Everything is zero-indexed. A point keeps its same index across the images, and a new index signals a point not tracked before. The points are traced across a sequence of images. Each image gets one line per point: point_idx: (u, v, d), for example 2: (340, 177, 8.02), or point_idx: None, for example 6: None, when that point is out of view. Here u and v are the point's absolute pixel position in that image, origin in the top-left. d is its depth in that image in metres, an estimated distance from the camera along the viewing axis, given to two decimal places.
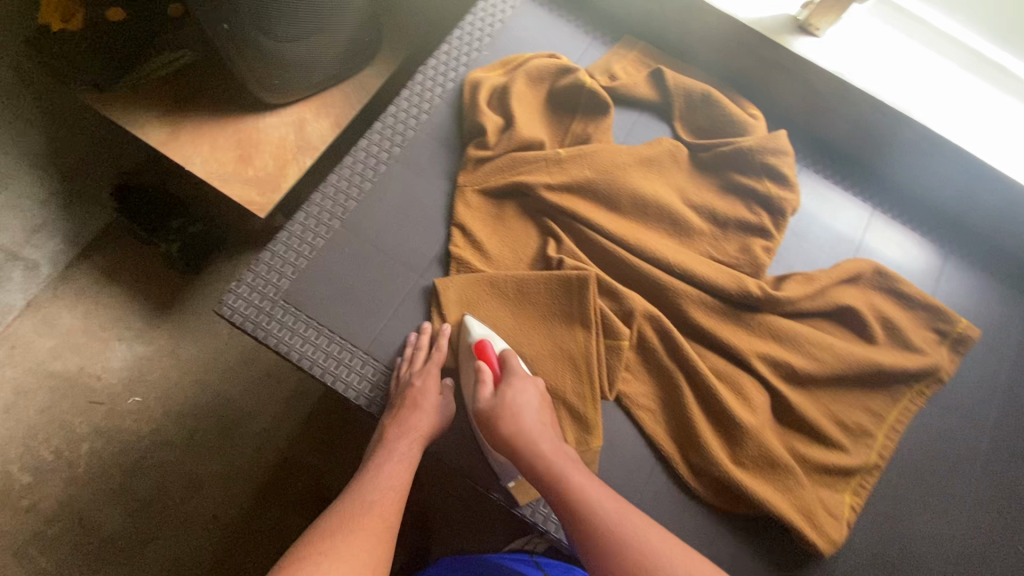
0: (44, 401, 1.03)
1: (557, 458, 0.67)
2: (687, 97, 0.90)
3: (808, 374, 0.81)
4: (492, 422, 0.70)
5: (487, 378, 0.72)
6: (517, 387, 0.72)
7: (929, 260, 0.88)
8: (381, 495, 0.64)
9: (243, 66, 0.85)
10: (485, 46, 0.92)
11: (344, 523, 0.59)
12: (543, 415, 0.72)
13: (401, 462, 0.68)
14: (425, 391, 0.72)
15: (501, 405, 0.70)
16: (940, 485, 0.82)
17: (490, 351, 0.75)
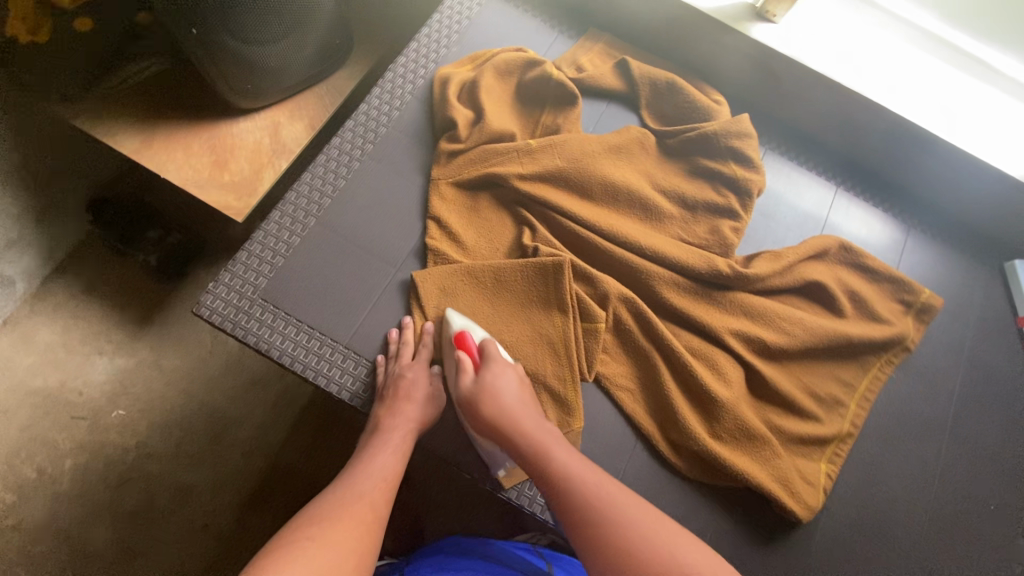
0: (25, 419, 1.11)
1: (540, 438, 0.69)
2: (652, 85, 0.94)
3: (781, 347, 0.82)
4: (474, 406, 0.72)
5: (466, 367, 0.75)
6: (496, 371, 0.74)
7: (892, 235, 0.95)
8: (371, 487, 0.65)
9: (213, 71, 0.98)
10: (453, 43, 0.97)
11: (334, 510, 0.60)
12: (524, 397, 0.74)
13: (391, 457, 0.71)
14: (415, 383, 0.75)
15: (479, 390, 0.73)
16: (913, 451, 0.84)
17: (469, 340, 0.77)
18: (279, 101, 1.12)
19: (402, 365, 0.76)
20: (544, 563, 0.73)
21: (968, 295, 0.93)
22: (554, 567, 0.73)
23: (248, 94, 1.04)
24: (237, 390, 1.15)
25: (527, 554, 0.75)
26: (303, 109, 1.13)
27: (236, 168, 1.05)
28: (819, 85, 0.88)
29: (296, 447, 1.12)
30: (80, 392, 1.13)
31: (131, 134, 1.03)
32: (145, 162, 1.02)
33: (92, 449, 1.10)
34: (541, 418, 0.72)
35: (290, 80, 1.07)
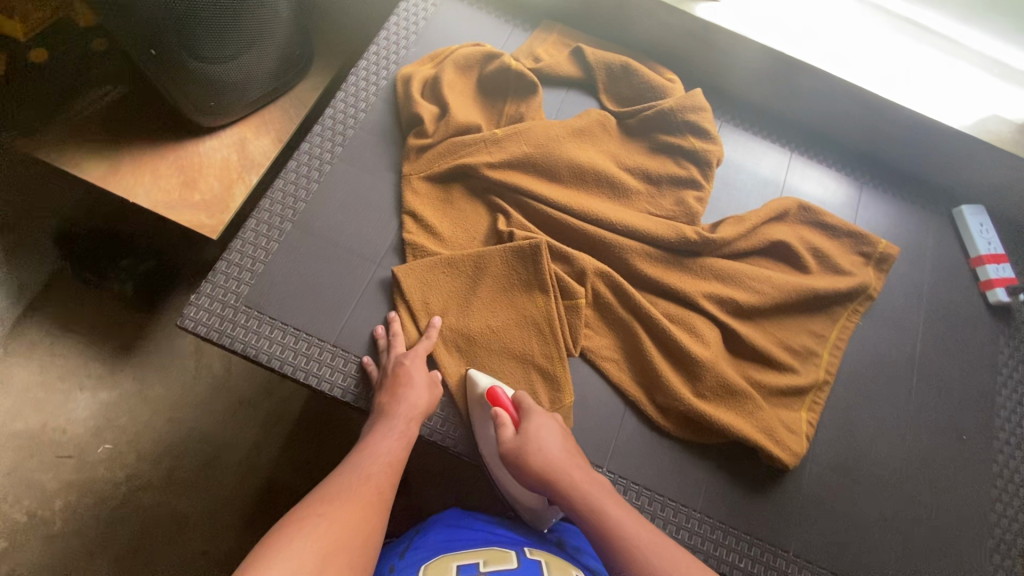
0: (10, 462, 1.08)
1: (591, 489, 0.67)
2: (608, 69, 0.98)
3: (753, 306, 0.86)
4: (520, 463, 0.70)
5: (506, 420, 0.73)
6: (536, 422, 0.73)
7: (847, 193, 1.01)
8: (377, 469, 0.67)
9: (175, 90, 0.99)
10: (412, 44, 0.99)
11: (341, 492, 0.61)
12: (567, 443, 0.73)
13: (394, 438, 0.71)
14: (415, 370, 0.77)
15: (522, 443, 0.71)
16: (886, 392, 0.88)
17: (503, 395, 0.76)
18: (244, 116, 1.13)
19: (399, 355, 0.78)
20: (555, 539, 0.74)
21: (923, 243, 0.99)
22: (565, 542, 0.74)
23: (212, 112, 1.05)
24: (226, 411, 1.15)
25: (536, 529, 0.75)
26: (268, 123, 1.14)
27: (207, 187, 1.05)
28: (764, 54, 0.94)
29: (293, 460, 1.12)
30: (65, 430, 1.11)
31: (96, 161, 1.03)
32: (113, 189, 1.02)
33: (82, 487, 1.08)
34: (588, 469, 0.71)
35: (253, 94, 1.08)
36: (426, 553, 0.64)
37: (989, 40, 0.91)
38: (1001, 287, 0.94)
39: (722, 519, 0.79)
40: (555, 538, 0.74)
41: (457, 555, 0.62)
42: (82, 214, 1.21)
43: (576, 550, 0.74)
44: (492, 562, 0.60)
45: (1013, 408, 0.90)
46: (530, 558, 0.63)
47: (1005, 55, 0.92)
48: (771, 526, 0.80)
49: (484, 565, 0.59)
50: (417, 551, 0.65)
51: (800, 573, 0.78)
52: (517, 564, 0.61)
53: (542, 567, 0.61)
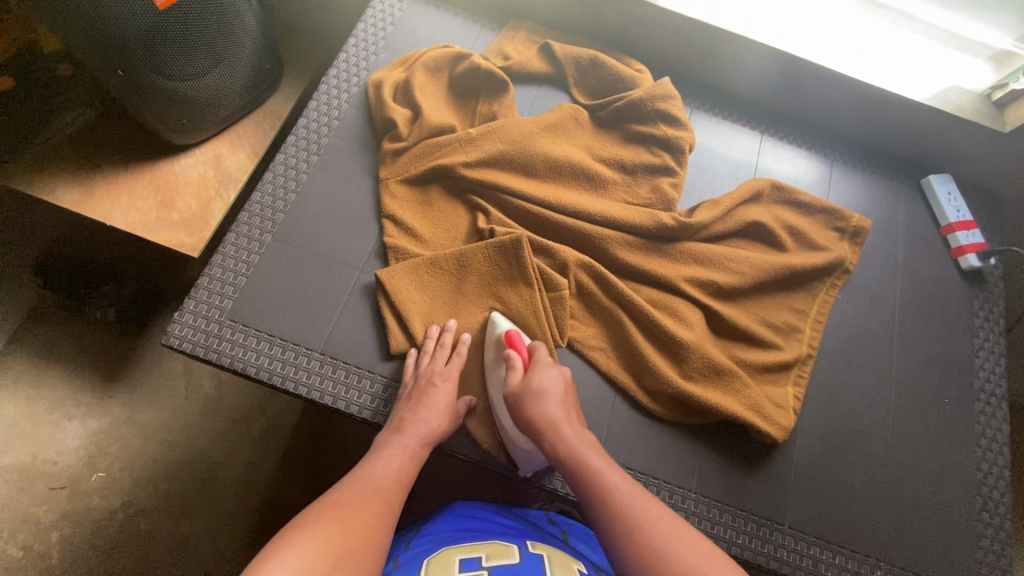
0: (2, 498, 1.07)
1: (579, 443, 0.69)
2: (577, 63, 0.99)
3: (734, 287, 0.87)
4: (518, 404, 0.74)
5: (516, 363, 0.77)
6: (544, 372, 0.76)
7: (819, 171, 1.03)
8: (385, 481, 0.67)
9: (145, 110, 0.98)
10: (381, 49, 1.00)
11: (348, 499, 0.62)
12: (567, 402, 0.74)
13: (404, 453, 0.71)
14: (441, 394, 0.76)
15: (527, 387, 0.74)
16: (868, 362, 0.90)
17: (519, 340, 0.80)
18: (218, 132, 1.12)
19: (436, 369, 0.78)
20: (560, 533, 0.75)
21: (894, 215, 1.01)
22: (570, 536, 0.75)
23: (185, 129, 1.04)
24: (219, 429, 1.14)
25: (542, 522, 0.77)
26: (243, 137, 1.13)
27: (185, 206, 1.05)
28: (728, 39, 0.96)
29: (290, 474, 1.12)
30: (56, 461, 1.10)
31: (70, 187, 1.02)
32: (89, 213, 1.01)
33: (77, 518, 1.07)
34: (582, 427, 0.72)
35: (226, 109, 1.08)
36: (430, 548, 0.65)
37: (960, 16, 0.89)
38: (972, 253, 0.97)
39: (718, 498, 0.80)
40: (560, 531, 0.76)
41: (459, 550, 0.62)
42: (60, 241, 1.19)
43: (580, 543, 0.75)
44: (494, 556, 0.60)
45: (992, 369, 0.92)
46: (532, 552, 0.62)
47: (964, 29, 0.90)
48: (766, 501, 0.81)
49: (486, 559, 0.59)
50: (422, 545, 0.67)
51: (797, 545, 0.80)
52: (518, 558, 0.61)
53: (544, 560, 0.61)
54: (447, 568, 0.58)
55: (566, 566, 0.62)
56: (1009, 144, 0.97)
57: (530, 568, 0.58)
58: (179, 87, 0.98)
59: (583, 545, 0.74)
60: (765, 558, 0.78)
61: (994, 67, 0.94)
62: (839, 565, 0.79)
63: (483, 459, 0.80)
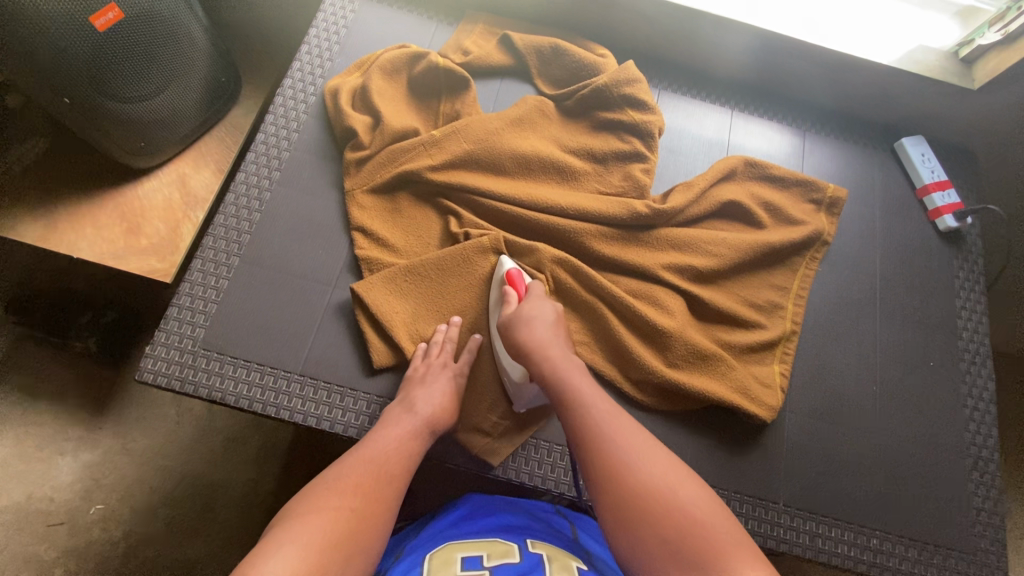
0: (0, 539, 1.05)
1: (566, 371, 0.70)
2: (538, 54, 0.97)
3: (712, 270, 0.86)
4: (508, 330, 0.76)
5: (511, 299, 0.79)
6: (536, 303, 0.77)
7: (791, 143, 1.02)
8: (397, 466, 0.66)
9: (101, 137, 0.95)
10: (336, 54, 0.97)
11: (360, 483, 0.61)
12: (557, 329, 0.76)
13: (415, 439, 0.70)
14: (442, 379, 0.76)
15: (517, 315, 0.76)
16: (851, 331, 0.90)
17: (519, 279, 0.81)
18: (179, 152, 1.09)
19: (445, 363, 0.78)
20: (568, 526, 0.74)
21: (870, 181, 1.00)
22: (577, 530, 0.73)
23: (145, 152, 1.01)
24: (215, 452, 1.13)
25: (551, 515, 0.75)
26: (206, 155, 1.10)
27: (152, 231, 1.02)
28: (689, 15, 0.94)
29: (290, 492, 1.11)
30: (52, 497, 1.08)
31: (32, 222, 0.99)
32: (54, 247, 0.98)
33: (79, 552, 1.06)
34: (568, 350, 0.74)
35: (185, 128, 1.04)
36: (432, 542, 0.65)
37: None
38: (948, 214, 0.96)
39: (712, 481, 0.80)
40: (570, 524, 0.74)
41: (462, 547, 0.62)
42: (28, 278, 1.16)
43: (589, 537, 0.73)
44: (495, 556, 0.60)
45: (975, 329, 0.92)
46: (533, 551, 0.62)
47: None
48: (761, 481, 0.81)
49: (487, 558, 0.59)
50: (425, 539, 0.67)
51: (793, 521, 0.80)
52: (519, 558, 0.60)
53: (545, 560, 0.60)
54: (447, 566, 0.58)
55: (566, 563, 0.61)
56: (977, 102, 0.96)
57: (530, 567, 0.57)
58: (134, 108, 0.95)
59: (593, 540, 0.73)
60: (764, 538, 0.79)
61: (960, 24, 0.93)
62: (836, 536, 0.80)
63: (472, 465, 0.79)
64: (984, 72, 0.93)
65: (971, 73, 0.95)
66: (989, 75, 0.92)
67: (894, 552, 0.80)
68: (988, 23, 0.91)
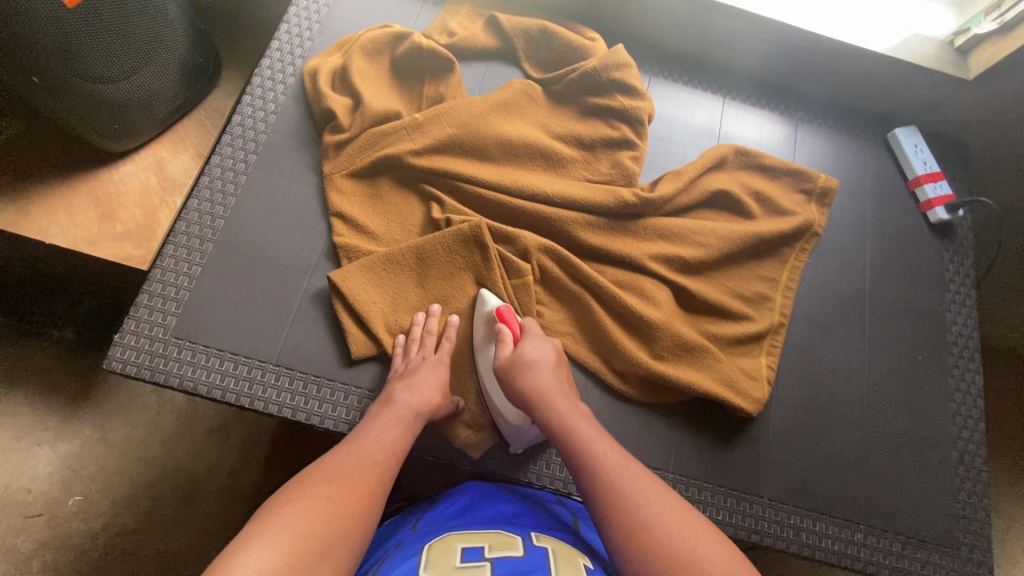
0: None
1: (566, 414, 0.67)
2: (526, 36, 0.94)
3: (700, 261, 0.85)
4: (509, 377, 0.72)
5: (506, 338, 0.75)
6: (534, 344, 0.74)
7: (783, 132, 1.00)
8: (379, 453, 0.64)
9: (74, 119, 0.92)
10: (316, 34, 0.94)
11: (339, 473, 0.59)
12: (559, 371, 0.73)
13: (399, 426, 0.68)
14: (428, 370, 0.74)
15: (518, 359, 0.72)
16: (840, 324, 0.89)
17: (511, 315, 0.77)
18: (157, 135, 1.05)
19: (428, 355, 0.76)
20: (569, 517, 0.73)
21: (862, 172, 0.99)
22: (579, 520, 0.72)
23: (120, 135, 0.98)
24: (196, 443, 1.10)
25: (553, 504, 0.74)
26: (185, 138, 1.07)
27: (128, 216, 0.98)
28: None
29: (272, 484, 1.09)
30: (28, 489, 1.05)
31: (2, 206, 0.95)
32: (26, 232, 0.95)
33: (57, 545, 1.03)
34: (573, 399, 0.70)
35: (162, 111, 1.01)
36: (433, 531, 0.63)
37: None
38: (940, 206, 0.95)
39: (697, 475, 0.79)
40: (571, 513, 0.73)
41: (463, 538, 0.60)
42: None
43: (590, 529, 0.71)
44: (496, 548, 0.57)
45: (964, 322, 0.91)
46: (537, 544, 0.59)
47: None
48: (748, 475, 0.80)
49: (488, 550, 0.56)
50: (426, 527, 0.65)
51: (779, 515, 0.79)
52: (522, 551, 0.57)
53: (549, 554, 0.58)
54: (447, 555, 0.56)
55: (572, 560, 0.59)
56: (972, 92, 0.95)
57: (533, 561, 0.55)
58: (107, 89, 0.91)
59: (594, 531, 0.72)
60: (750, 532, 0.78)
61: (954, 12, 0.93)
62: (822, 531, 0.79)
63: (455, 458, 0.77)
64: (980, 62, 0.92)
65: (966, 63, 0.94)
66: (984, 66, 0.91)
67: (880, 547, 0.80)
68: (984, 10, 0.91)
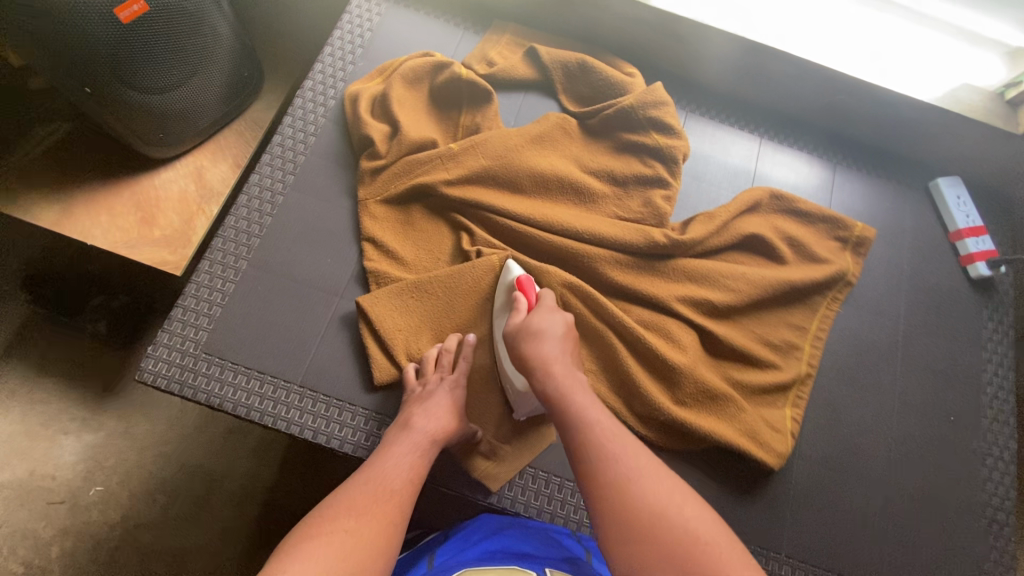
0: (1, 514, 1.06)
1: (565, 379, 0.67)
2: (565, 69, 0.95)
3: (728, 306, 0.83)
4: (514, 340, 0.72)
5: (520, 306, 0.75)
6: (546, 314, 0.74)
7: (821, 176, 0.98)
8: (398, 483, 0.64)
9: (122, 127, 0.95)
10: (359, 58, 0.96)
11: (358, 501, 0.60)
12: (565, 345, 0.72)
13: (416, 452, 0.68)
14: (442, 392, 0.74)
15: (525, 327, 0.72)
16: (870, 378, 0.87)
17: (529, 287, 0.78)
18: (197, 144, 1.08)
19: (444, 376, 0.76)
20: (584, 552, 0.72)
21: (899, 221, 0.96)
22: (593, 557, 0.71)
23: (164, 143, 1.01)
24: (216, 442, 1.12)
25: (567, 538, 0.73)
26: (224, 148, 1.09)
27: (166, 222, 1.01)
28: (724, 40, 0.90)
29: (286, 490, 1.10)
30: (54, 476, 1.09)
31: (49, 206, 0.99)
32: (68, 232, 0.98)
33: (77, 533, 1.06)
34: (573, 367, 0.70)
35: (205, 120, 1.04)
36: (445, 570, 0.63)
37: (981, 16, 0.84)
38: (981, 261, 0.92)
39: None
40: (584, 548, 0.72)
41: None
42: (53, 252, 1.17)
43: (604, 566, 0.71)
44: None
45: (1000, 385, 0.89)
46: None
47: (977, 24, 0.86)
48: (766, 528, 0.78)
49: None
50: (438, 565, 0.65)
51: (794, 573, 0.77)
52: None
53: None
54: None
55: None
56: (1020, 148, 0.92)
57: None
58: (155, 100, 0.94)
59: None
60: None
61: (1007, 64, 0.89)
62: None
63: (468, 491, 0.76)
64: None
65: (1017, 116, 0.90)
66: None
67: None
68: None
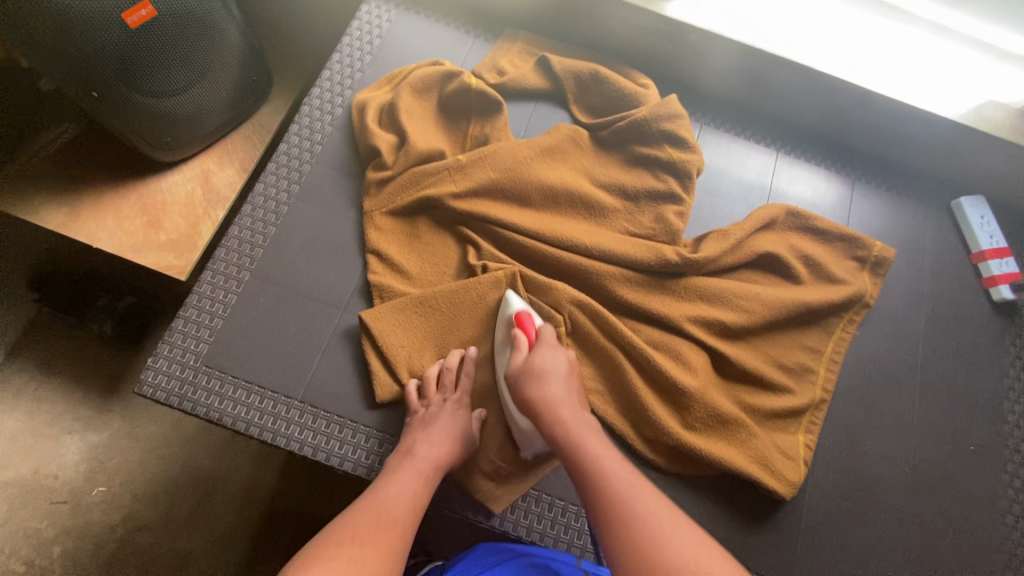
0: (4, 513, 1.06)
1: (574, 423, 0.65)
2: (577, 79, 0.92)
3: (741, 326, 0.81)
4: (518, 383, 0.70)
5: (521, 345, 0.74)
6: (548, 353, 0.72)
7: (839, 192, 0.95)
8: (400, 510, 0.62)
9: (128, 131, 0.94)
10: (367, 65, 0.94)
11: (359, 529, 0.58)
12: (569, 383, 0.70)
13: (418, 480, 0.67)
14: (446, 416, 0.73)
15: (527, 368, 0.71)
16: (886, 404, 0.84)
17: (529, 321, 0.76)
18: (204, 148, 1.07)
19: (448, 398, 0.75)
20: None
21: (919, 241, 0.93)
22: None
23: (171, 146, 1.00)
24: (218, 447, 1.11)
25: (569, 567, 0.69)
26: (231, 153, 1.08)
27: (171, 225, 1.00)
28: (741, 52, 0.88)
29: (286, 498, 1.08)
30: (57, 475, 1.08)
31: (55, 207, 0.98)
32: (73, 233, 0.97)
33: (78, 534, 1.05)
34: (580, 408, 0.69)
35: (212, 124, 1.03)
36: None
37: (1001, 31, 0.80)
38: (1004, 284, 0.89)
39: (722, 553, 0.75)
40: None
41: None
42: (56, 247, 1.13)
43: None
44: None
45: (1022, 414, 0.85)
46: None
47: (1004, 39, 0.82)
48: (775, 556, 0.76)
49: None
50: None
51: None
52: None
53: None
54: None
55: None
56: None
57: None
58: (162, 103, 0.93)
59: None
60: None
61: None
62: None
63: (469, 512, 0.75)
64: None
65: None
66: None
67: None
68: None
